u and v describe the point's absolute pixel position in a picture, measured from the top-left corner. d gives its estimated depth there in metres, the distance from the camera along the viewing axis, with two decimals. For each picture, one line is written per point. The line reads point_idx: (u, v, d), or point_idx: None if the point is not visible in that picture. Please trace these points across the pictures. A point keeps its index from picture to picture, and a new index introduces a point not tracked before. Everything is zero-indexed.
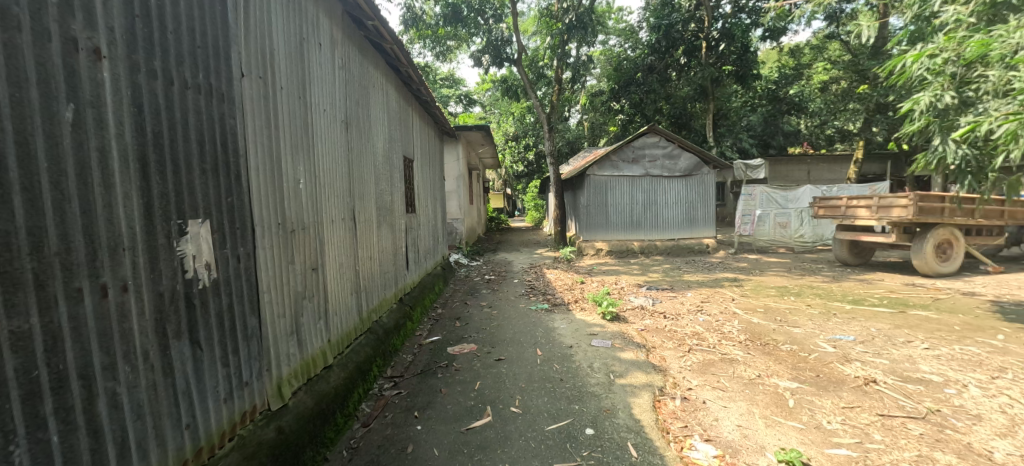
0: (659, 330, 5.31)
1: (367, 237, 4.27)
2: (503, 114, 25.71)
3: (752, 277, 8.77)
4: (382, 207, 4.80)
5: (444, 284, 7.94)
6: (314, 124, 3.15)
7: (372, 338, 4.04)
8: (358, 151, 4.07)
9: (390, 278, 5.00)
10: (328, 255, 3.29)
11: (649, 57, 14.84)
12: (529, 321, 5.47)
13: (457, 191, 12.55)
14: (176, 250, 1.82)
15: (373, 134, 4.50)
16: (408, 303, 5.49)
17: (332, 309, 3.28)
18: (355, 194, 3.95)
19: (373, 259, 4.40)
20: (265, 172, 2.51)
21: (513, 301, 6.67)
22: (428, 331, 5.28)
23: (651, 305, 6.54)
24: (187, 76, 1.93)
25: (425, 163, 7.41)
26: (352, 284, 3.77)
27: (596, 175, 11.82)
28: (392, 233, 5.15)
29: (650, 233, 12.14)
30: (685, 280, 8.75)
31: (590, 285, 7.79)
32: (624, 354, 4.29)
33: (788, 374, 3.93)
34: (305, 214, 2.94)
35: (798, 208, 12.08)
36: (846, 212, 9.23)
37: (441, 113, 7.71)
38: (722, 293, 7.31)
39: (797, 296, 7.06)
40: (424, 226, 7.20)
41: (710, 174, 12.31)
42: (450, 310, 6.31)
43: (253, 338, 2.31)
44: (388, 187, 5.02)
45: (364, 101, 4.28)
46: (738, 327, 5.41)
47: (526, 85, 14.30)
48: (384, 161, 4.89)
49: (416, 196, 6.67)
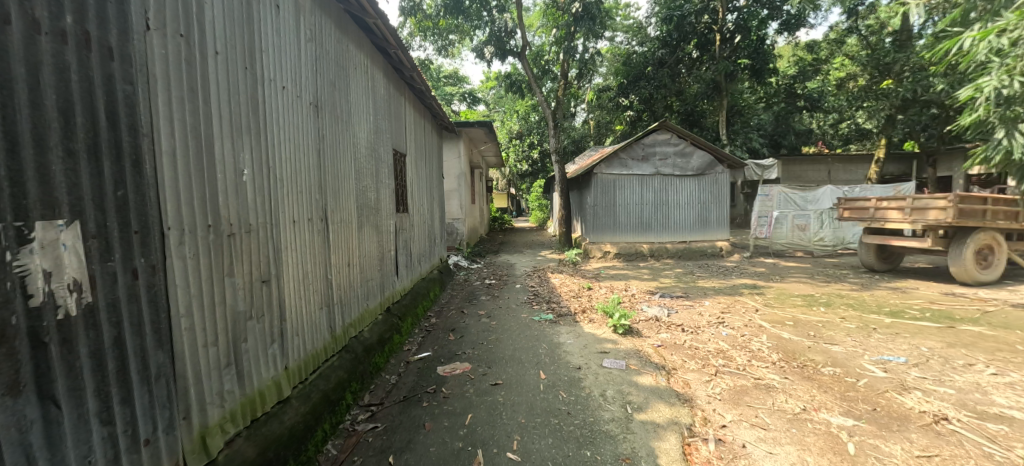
0: (678, 347, 4.69)
1: (345, 240, 3.69)
2: (507, 112, 25.08)
3: (773, 284, 8.11)
4: (365, 206, 4.21)
5: (440, 289, 7.33)
6: (269, 104, 2.57)
7: (348, 358, 3.44)
8: (332, 140, 3.48)
9: (375, 287, 4.41)
10: (287, 263, 2.71)
11: (660, 51, 14.12)
12: (531, 334, 4.86)
13: (458, 190, 11.97)
14: (11, 266, 1.26)
15: (353, 122, 3.91)
16: (396, 314, 4.89)
17: (290, 329, 2.69)
18: (328, 191, 3.37)
19: (352, 265, 3.82)
20: (187, 157, 1.92)
21: (514, 310, 6.04)
22: (417, 346, 4.68)
23: (666, 316, 5.89)
24: (40, 16, 1.35)
25: (419, 158, 6.82)
26: (322, 296, 3.20)
27: (603, 174, 11.21)
28: (377, 236, 4.56)
29: (660, 235, 11.49)
30: (700, 286, 8.10)
31: (598, 293, 7.14)
32: (642, 379, 3.67)
33: (838, 407, 3.31)
34: (251, 213, 2.35)
35: (818, 210, 11.42)
36: (875, 214, 8.53)
37: (437, 104, 7.12)
38: (744, 303, 6.65)
39: (827, 306, 6.40)
40: (418, 227, 6.59)
41: (724, 173, 11.65)
42: (444, 320, 5.69)
43: (160, 381, 1.73)
44: (373, 183, 4.43)
45: (342, 84, 3.70)
46: (768, 344, 4.78)
47: (531, 80, 13.66)
48: (369, 153, 4.32)
49: (408, 194, 6.08)
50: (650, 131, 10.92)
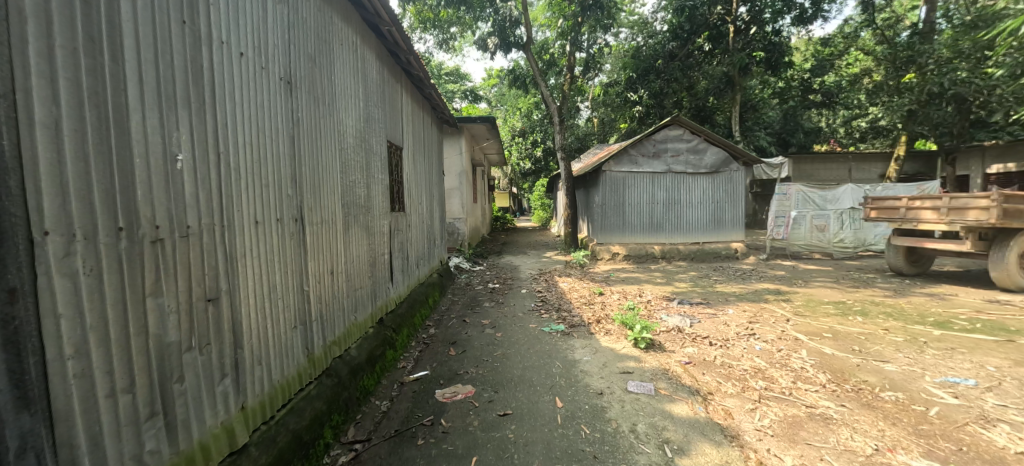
0: (709, 365, 4.13)
1: (328, 243, 3.14)
2: (509, 109, 24.51)
3: (798, 289, 7.53)
4: (353, 203, 3.66)
5: (439, 294, 6.76)
6: (219, 74, 2.01)
7: (330, 384, 2.90)
8: (311, 124, 2.92)
9: (366, 295, 3.89)
10: (247, 276, 2.16)
11: (670, 44, 13.55)
12: (542, 349, 4.30)
13: (459, 188, 11.38)
14: None
15: (338, 106, 3.36)
16: (390, 326, 4.35)
17: (251, 357, 2.15)
18: (306, 184, 2.81)
19: (337, 272, 3.28)
20: (81, 133, 1.37)
21: (520, 319, 5.47)
22: (412, 363, 4.13)
23: (689, 327, 5.31)
24: None
25: (418, 152, 6.28)
26: (296, 312, 2.63)
27: (612, 172, 10.69)
28: (368, 238, 4.00)
29: (672, 236, 10.92)
30: (719, 291, 7.51)
31: (610, 299, 6.56)
32: (676, 408, 3.12)
33: (917, 447, 2.76)
34: (190, 211, 1.80)
35: (838, 210, 10.84)
36: (906, 215, 7.95)
37: (437, 95, 6.57)
38: (772, 311, 6.06)
39: (863, 316, 5.81)
40: (416, 226, 6.06)
41: (739, 171, 11.06)
42: (444, 331, 5.12)
43: (27, 457, 1.19)
44: (363, 177, 3.88)
45: (323, 60, 3.14)
46: (810, 361, 4.23)
47: (535, 74, 13.11)
48: (358, 143, 3.77)
49: (405, 192, 5.53)
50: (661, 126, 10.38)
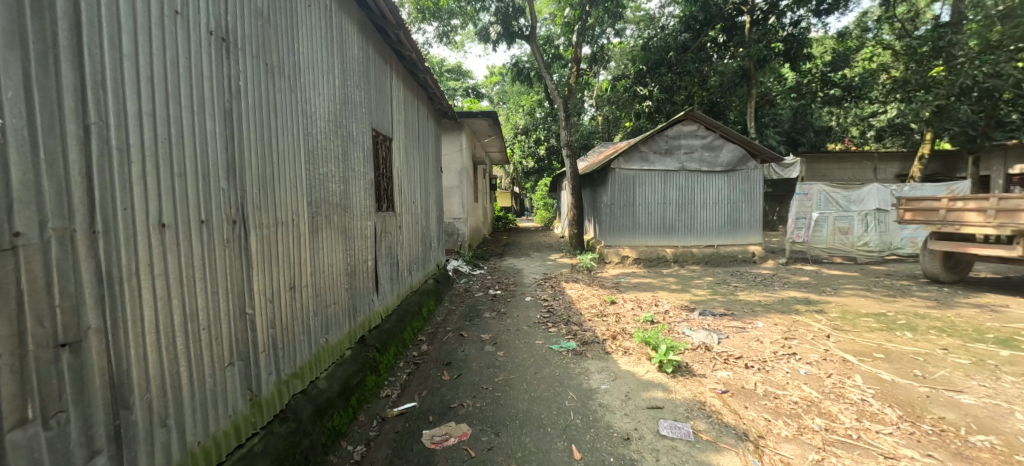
0: (749, 395, 3.48)
1: (286, 251, 2.49)
2: (512, 106, 23.59)
3: (829, 298, 6.83)
4: (323, 201, 3.00)
5: (435, 303, 6.09)
6: (90, 8, 1.35)
7: (284, 433, 2.26)
8: (259, 98, 2.25)
9: (341, 312, 3.24)
10: (145, 302, 1.52)
11: (682, 35, 12.76)
12: (552, 375, 3.64)
13: (459, 186, 10.73)
14: None
15: (301, 81, 2.70)
16: (373, 347, 3.70)
17: (146, 420, 1.51)
18: (251, 177, 2.15)
19: (299, 286, 2.63)
20: None
21: (524, 334, 4.80)
22: (398, 391, 3.48)
23: (718, 344, 4.64)
24: None
25: (411, 145, 5.62)
26: (232, 345, 1.98)
27: (622, 169, 10.04)
28: (346, 242, 3.36)
29: (685, 237, 10.24)
30: (742, 300, 6.81)
31: (624, 310, 5.88)
32: (726, 462, 2.46)
33: None
34: (23, 210, 1.16)
35: (862, 212, 10.16)
36: (947, 217, 7.25)
37: (433, 82, 5.93)
38: (808, 325, 5.37)
39: (913, 332, 5.12)
40: (409, 228, 5.40)
41: (757, 169, 10.37)
42: (438, 349, 4.46)
43: None
44: (337, 169, 3.21)
45: (279, 20, 2.47)
46: (869, 390, 3.59)
47: (540, 66, 12.45)
48: (330, 127, 3.11)
49: (395, 189, 4.86)
50: (674, 121, 9.73)
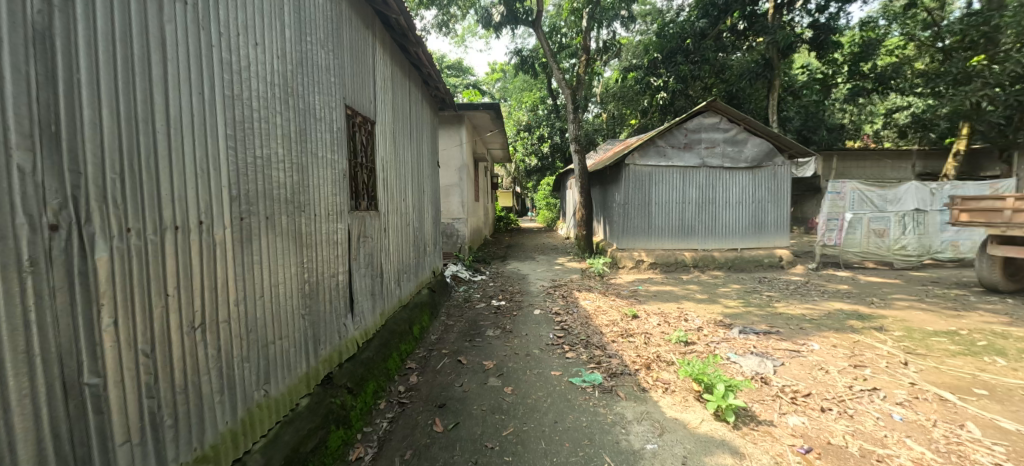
0: (841, 455, 2.61)
1: (187, 270, 1.62)
2: (512, 102, 22.94)
3: (882, 312, 5.93)
4: (265, 195, 2.12)
5: (429, 319, 5.21)
6: None
7: None
8: (126, 20, 1.38)
9: (293, 349, 2.35)
10: None
11: (699, 22, 11.81)
12: (577, 427, 2.77)
13: (459, 184, 9.83)
14: None
15: (217, 13, 1.81)
16: (342, 388, 2.82)
17: None
18: (103, 151, 1.30)
19: (211, 324, 1.74)
20: None
21: (536, 361, 3.92)
22: (374, 451, 2.60)
23: (774, 375, 3.77)
24: None
25: (399, 132, 4.70)
26: (41, 447, 1.13)
27: (637, 166, 9.13)
28: (302, 252, 2.47)
29: (705, 240, 9.37)
30: (782, 313, 5.91)
31: (651, 328, 4.99)
32: None
33: None
34: None
35: (899, 212, 9.29)
36: (1014, 219, 6.34)
37: (428, 60, 5.04)
38: (874, 348, 4.49)
39: (1004, 358, 4.23)
40: (396, 231, 4.50)
41: (784, 165, 9.49)
42: (430, 382, 3.59)
43: None
44: (288, 151, 2.33)
45: None
46: (998, 449, 2.71)
47: (546, 55, 11.49)
48: (274, 92, 2.23)
49: (379, 184, 3.97)
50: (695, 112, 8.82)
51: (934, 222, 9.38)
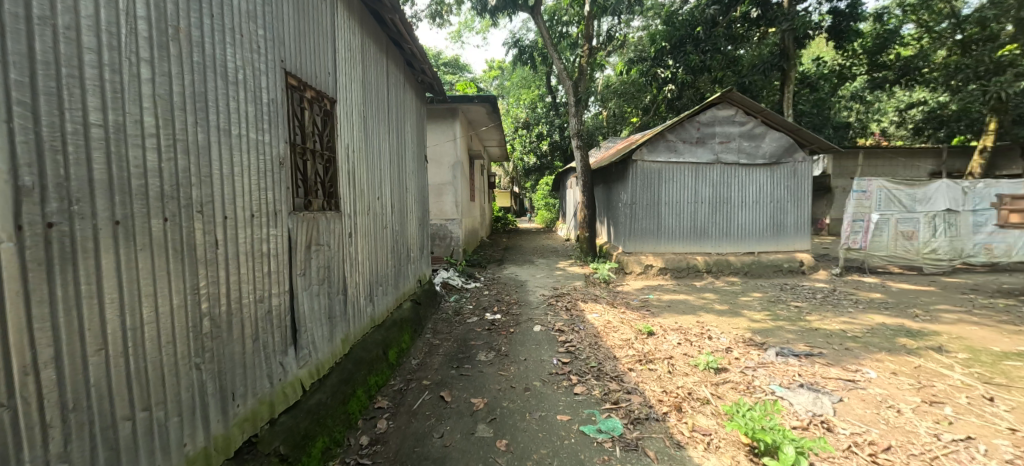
0: None
1: None
2: (511, 100, 21.69)
3: (932, 327, 5.15)
4: (114, 188, 1.34)
5: (410, 339, 4.42)
6: None
7: None
8: None
9: (174, 419, 1.56)
10: None
11: (710, 8, 10.92)
12: None
13: (452, 183, 9.03)
14: None
15: None
16: (267, 458, 2.02)
17: None
18: None
19: None
20: None
21: (537, 398, 3.14)
22: None
23: (836, 417, 3.00)
24: None
25: (371, 116, 3.91)
26: None
27: (644, 163, 8.36)
28: (196, 271, 1.68)
29: (719, 243, 8.64)
30: (820, 329, 5.13)
31: (672, 349, 4.22)
32: None
33: None
34: None
35: (929, 212, 8.58)
36: None
37: (410, 33, 4.24)
38: (944, 377, 3.73)
39: None
40: (367, 236, 3.70)
41: (806, 161, 8.72)
42: (401, 430, 2.81)
43: None
44: (165, 119, 1.54)
45: None
46: None
47: (546, 44, 10.69)
48: (138, 30, 1.44)
49: (342, 176, 3.17)
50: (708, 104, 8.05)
51: (966, 223, 8.65)
